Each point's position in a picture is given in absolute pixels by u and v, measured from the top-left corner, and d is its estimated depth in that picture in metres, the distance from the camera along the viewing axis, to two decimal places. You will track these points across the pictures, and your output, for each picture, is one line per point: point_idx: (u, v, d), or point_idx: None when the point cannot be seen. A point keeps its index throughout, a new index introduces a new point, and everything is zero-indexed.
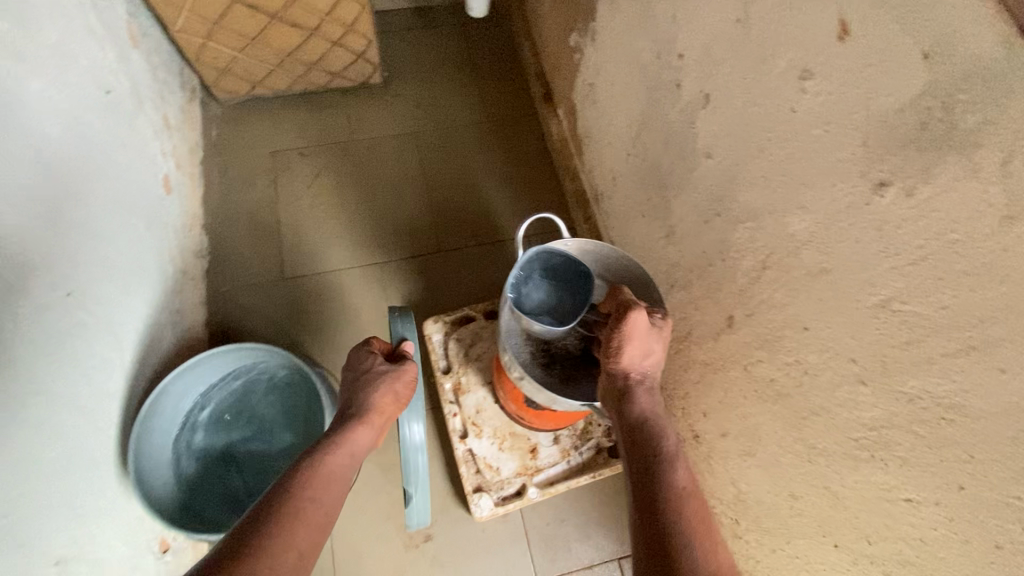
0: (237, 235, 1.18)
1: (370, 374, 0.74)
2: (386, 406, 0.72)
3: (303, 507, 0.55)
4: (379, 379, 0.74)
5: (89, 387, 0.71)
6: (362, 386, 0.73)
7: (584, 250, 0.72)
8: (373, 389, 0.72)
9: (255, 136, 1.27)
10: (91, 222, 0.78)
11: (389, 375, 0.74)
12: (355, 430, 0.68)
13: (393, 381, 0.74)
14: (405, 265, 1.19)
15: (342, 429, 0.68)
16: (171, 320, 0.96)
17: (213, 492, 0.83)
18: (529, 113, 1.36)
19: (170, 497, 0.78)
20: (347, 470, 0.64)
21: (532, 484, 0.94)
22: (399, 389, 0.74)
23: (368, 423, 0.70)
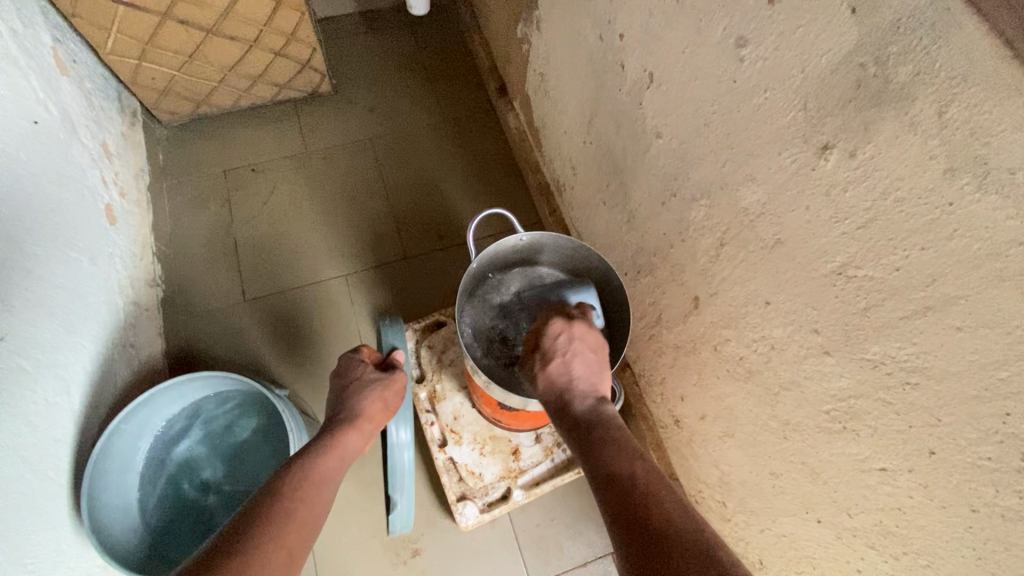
0: (193, 260, 1.13)
1: (356, 382, 0.71)
2: (376, 413, 0.69)
3: (293, 509, 0.52)
4: (367, 386, 0.70)
5: (33, 435, 0.67)
6: (351, 394, 0.70)
7: (540, 241, 0.70)
8: (362, 397, 0.69)
9: (204, 156, 1.23)
10: (26, 259, 0.74)
11: (380, 382, 0.71)
12: (342, 434, 0.64)
13: (382, 390, 0.70)
14: (371, 275, 1.16)
15: (330, 433, 0.64)
16: (124, 354, 0.91)
17: (180, 528, 0.80)
18: (485, 109, 1.34)
19: (134, 538, 0.75)
20: (336, 475, 0.60)
21: (517, 486, 0.92)
22: (390, 397, 0.71)
23: (358, 429, 0.67)
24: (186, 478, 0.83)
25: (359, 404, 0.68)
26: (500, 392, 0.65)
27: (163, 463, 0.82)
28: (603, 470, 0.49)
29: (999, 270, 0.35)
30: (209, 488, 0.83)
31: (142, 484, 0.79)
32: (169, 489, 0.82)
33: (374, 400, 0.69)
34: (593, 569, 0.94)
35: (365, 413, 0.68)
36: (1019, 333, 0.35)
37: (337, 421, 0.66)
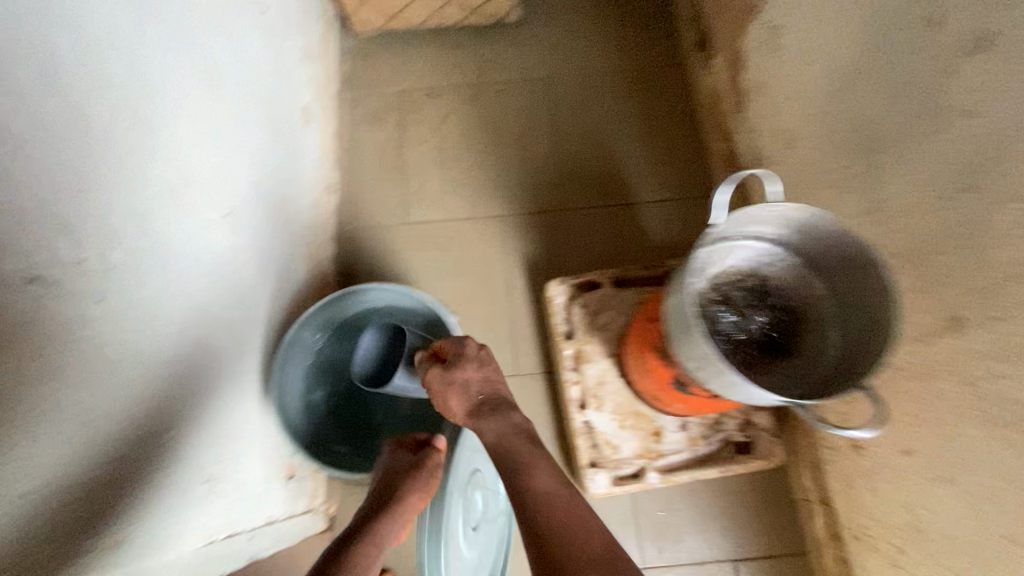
0: (365, 174, 1.16)
1: (393, 472, 0.67)
2: (414, 498, 0.64)
3: None
4: (403, 474, 0.66)
5: (242, 310, 0.71)
6: (391, 484, 0.65)
7: (786, 220, 0.58)
8: (401, 489, 0.64)
9: (389, 72, 1.23)
10: (249, 143, 0.77)
11: (415, 466, 0.66)
12: (381, 521, 0.60)
13: (408, 478, 0.65)
14: (527, 219, 1.12)
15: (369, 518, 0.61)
16: (306, 252, 0.95)
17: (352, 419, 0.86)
18: (674, 63, 1.22)
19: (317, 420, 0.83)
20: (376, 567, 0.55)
21: (653, 468, 0.87)
22: (425, 478, 0.66)
23: (397, 513, 0.62)
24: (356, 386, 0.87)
25: (399, 494, 0.63)
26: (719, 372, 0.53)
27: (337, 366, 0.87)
28: (529, 499, 0.54)
29: None
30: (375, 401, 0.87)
31: (321, 381, 0.85)
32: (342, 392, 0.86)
33: (411, 493, 0.64)
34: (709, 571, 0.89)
35: (403, 503, 0.63)
36: None
37: (376, 507, 0.63)
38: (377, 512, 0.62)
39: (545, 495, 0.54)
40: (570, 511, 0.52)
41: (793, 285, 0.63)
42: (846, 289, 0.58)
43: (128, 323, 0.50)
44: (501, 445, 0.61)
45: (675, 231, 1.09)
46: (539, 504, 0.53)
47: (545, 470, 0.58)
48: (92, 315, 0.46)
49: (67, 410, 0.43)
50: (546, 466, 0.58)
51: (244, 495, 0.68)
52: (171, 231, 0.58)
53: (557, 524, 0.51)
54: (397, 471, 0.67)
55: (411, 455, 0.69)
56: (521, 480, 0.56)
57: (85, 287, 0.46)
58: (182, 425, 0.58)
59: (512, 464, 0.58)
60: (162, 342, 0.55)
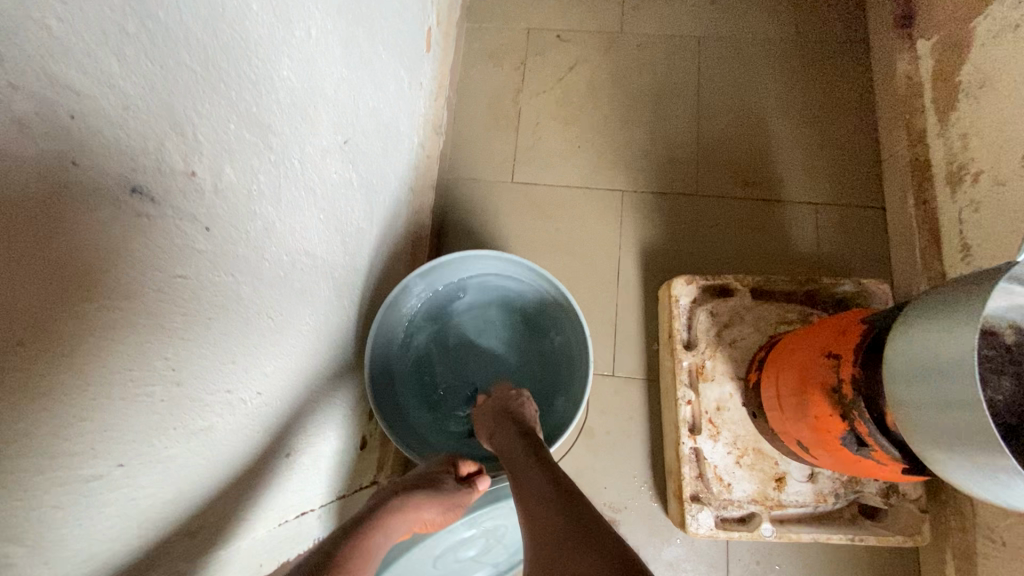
0: (476, 120, 1.03)
1: (424, 476, 0.56)
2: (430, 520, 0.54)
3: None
4: (432, 484, 0.55)
5: (346, 259, 0.61)
6: (419, 487, 0.54)
7: None
8: (427, 500, 0.53)
9: (515, 6, 1.08)
10: (373, 60, 0.64)
11: (450, 493, 0.55)
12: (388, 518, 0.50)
13: (434, 492, 0.54)
14: (651, 200, 0.97)
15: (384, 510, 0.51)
16: (409, 198, 0.84)
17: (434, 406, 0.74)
18: (856, 40, 1.02)
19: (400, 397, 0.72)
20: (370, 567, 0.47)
21: (768, 518, 0.74)
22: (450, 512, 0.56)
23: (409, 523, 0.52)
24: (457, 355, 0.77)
25: (419, 509, 0.52)
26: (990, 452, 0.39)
27: (438, 331, 0.77)
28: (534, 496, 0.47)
29: None
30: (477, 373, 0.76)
31: (419, 347, 0.75)
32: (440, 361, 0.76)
33: (429, 507, 0.54)
34: None
35: (417, 517, 0.53)
36: None
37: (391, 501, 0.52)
38: (392, 504, 0.51)
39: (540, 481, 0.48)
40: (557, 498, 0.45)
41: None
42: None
43: (233, 262, 0.40)
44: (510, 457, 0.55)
45: (827, 243, 0.93)
46: (529, 505, 0.46)
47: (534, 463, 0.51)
48: (198, 248, 0.35)
49: (156, 369, 0.33)
50: (540, 466, 0.51)
51: (321, 470, 0.59)
52: (289, 152, 0.46)
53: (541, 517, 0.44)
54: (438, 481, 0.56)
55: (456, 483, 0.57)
56: (516, 485, 0.50)
57: (193, 210, 0.35)
58: (281, 389, 0.49)
59: (512, 472, 0.52)
60: (270, 290, 0.45)
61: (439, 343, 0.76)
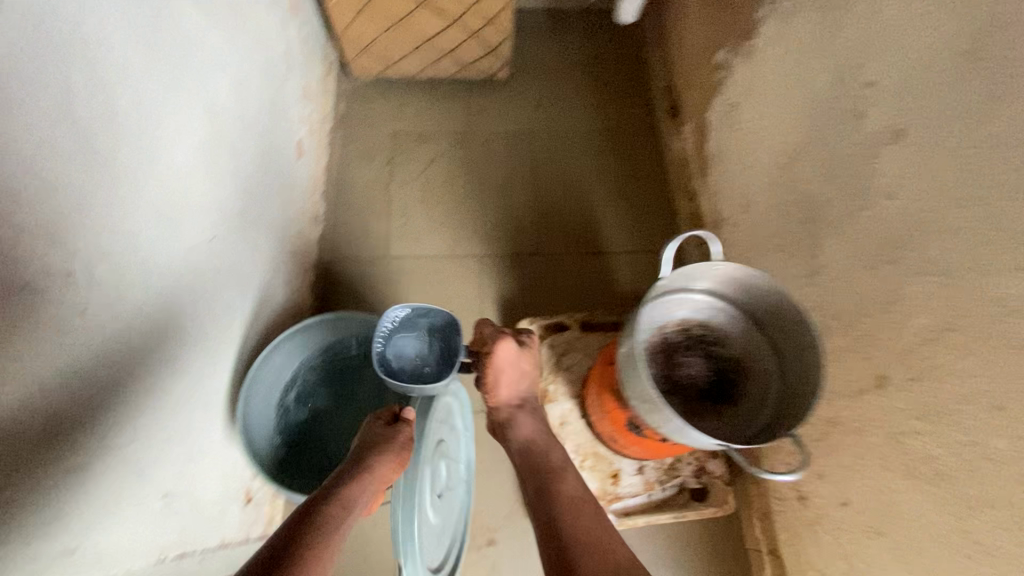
0: (350, 207, 1.21)
1: (369, 441, 0.67)
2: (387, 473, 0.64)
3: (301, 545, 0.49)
4: (375, 445, 0.66)
5: (215, 329, 0.74)
6: (360, 454, 0.65)
7: (729, 278, 0.63)
8: (371, 456, 0.64)
9: (380, 115, 1.31)
10: (237, 171, 0.82)
11: (388, 440, 0.67)
12: (349, 486, 0.60)
13: (379, 449, 0.65)
14: (504, 261, 1.18)
15: (339, 480, 0.61)
16: (285, 277, 0.99)
17: (311, 455, 0.86)
18: (648, 126, 1.32)
19: (273, 448, 0.83)
20: (350, 521, 0.56)
21: (610, 510, 0.89)
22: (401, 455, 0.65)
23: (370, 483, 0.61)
24: (339, 402, 0.91)
25: (371, 464, 0.63)
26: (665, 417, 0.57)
27: (315, 388, 0.91)
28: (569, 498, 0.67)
29: None
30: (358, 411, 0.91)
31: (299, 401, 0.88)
32: (324, 414, 0.90)
33: (383, 461, 0.64)
34: None
35: (376, 472, 0.63)
36: None
37: (344, 473, 0.62)
38: (348, 472, 0.62)
39: (572, 497, 0.67)
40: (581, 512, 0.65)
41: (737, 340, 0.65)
42: (786, 345, 0.63)
43: (105, 333, 0.53)
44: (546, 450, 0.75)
45: (643, 282, 1.16)
46: (567, 501, 0.67)
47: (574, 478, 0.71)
48: (74, 325, 0.49)
49: (29, 416, 0.45)
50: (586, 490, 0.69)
51: (197, 513, 0.69)
52: (157, 250, 0.61)
53: (567, 517, 0.65)
54: (370, 441, 0.67)
55: (385, 427, 0.69)
56: (557, 481, 0.70)
57: (72, 297, 0.48)
58: (148, 437, 0.60)
59: (553, 470, 0.72)
60: (138, 357, 0.58)
61: (322, 395, 0.91)
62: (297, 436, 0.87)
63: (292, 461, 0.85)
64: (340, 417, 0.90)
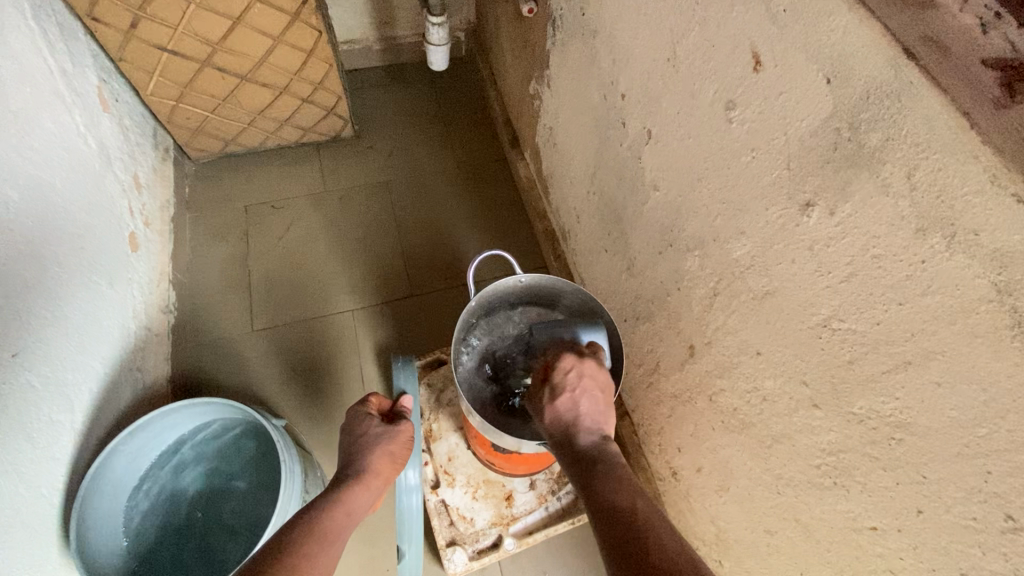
0: (207, 288, 1.17)
1: (369, 437, 0.72)
2: (384, 467, 0.70)
3: (298, 564, 0.52)
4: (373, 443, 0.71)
5: (33, 451, 0.69)
6: (360, 449, 0.71)
7: (536, 286, 0.70)
8: (369, 451, 0.70)
9: (229, 191, 1.29)
10: (45, 278, 0.78)
11: (386, 436, 0.72)
12: (349, 493, 0.64)
13: (378, 447, 0.71)
14: (377, 310, 1.18)
15: (339, 489, 0.64)
16: (128, 379, 0.93)
17: (171, 558, 0.80)
18: (498, 157, 1.40)
19: (123, 562, 0.76)
20: (346, 528, 0.60)
21: (508, 534, 0.90)
22: (395, 448, 0.72)
23: (367, 484, 0.67)
24: (208, 493, 0.85)
25: (371, 465, 0.68)
26: (494, 432, 0.62)
27: (171, 484, 0.84)
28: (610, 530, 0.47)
29: (971, 326, 0.34)
30: (227, 502, 0.85)
31: (153, 503, 0.82)
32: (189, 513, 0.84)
33: (381, 459, 0.70)
34: None
35: (375, 471, 0.68)
36: (993, 391, 0.34)
37: (344, 475, 0.67)
38: (348, 476, 0.67)
39: (626, 502, 0.48)
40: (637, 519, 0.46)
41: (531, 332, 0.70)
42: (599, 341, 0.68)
43: None
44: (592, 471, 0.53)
45: None
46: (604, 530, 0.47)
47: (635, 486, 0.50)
48: None
49: None
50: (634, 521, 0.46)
51: None
52: None
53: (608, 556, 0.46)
54: (366, 436, 0.73)
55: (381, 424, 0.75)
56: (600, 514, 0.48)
57: None
58: None
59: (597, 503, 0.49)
60: None
61: (180, 489, 0.85)
62: (150, 543, 0.80)
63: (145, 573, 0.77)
64: (206, 509, 0.84)
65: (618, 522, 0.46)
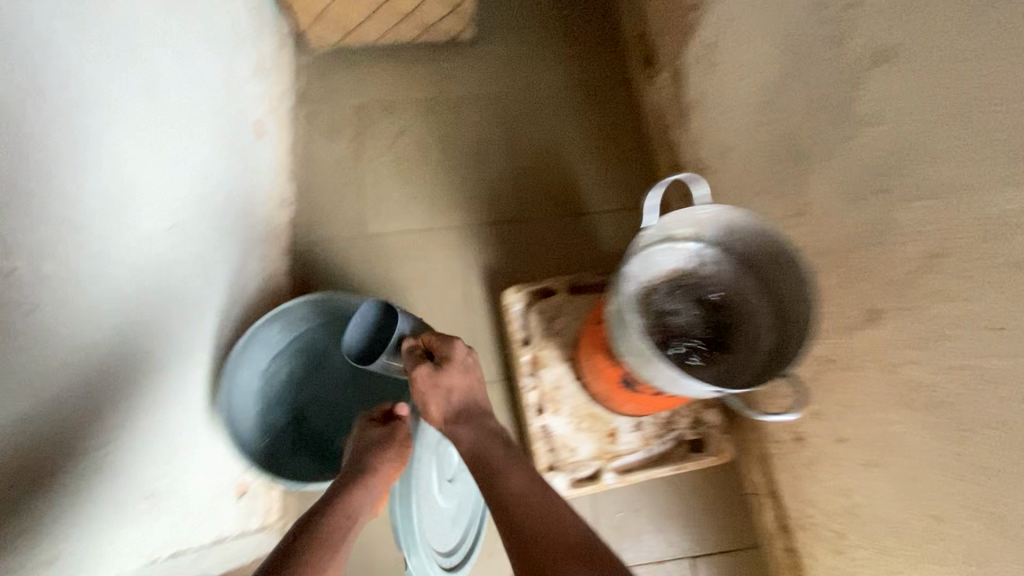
0: (320, 187, 1.16)
1: (372, 438, 0.69)
2: (389, 470, 0.67)
3: (310, 553, 0.51)
4: (374, 445, 0.68)
5: (186, 323, 0.71)
6: (364, 451, 0.67)
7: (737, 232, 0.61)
8: (374, 452, 0.67)
9: (342, 88, 1.25)
10: (194, 154, 0.76)
11: (387, 440, 0.68)
12: (353, 489, 0.62)
13: (378, 450, 0.67)
14: (485, 230, 1.14)
15: (343, 485, 0.62)
16: (256, 265, 0.95)
17: (299, 440, 0.85)
18: (623, 79, 1.28)
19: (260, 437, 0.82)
20: (354, 524, 0.58)
21: (609, 469, 0.89)
22: (399, 450, 0.69)
23: (371, 483, 0.64)
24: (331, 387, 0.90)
25: (374, 465, 0.65)
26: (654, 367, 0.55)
27: (301, 373, 0.89)
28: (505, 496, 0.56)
29: None
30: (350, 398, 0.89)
31: (284, 389, 0.87)
32: (316, 401, 0.88)
33: (382, 460, 0.66)
34: (667, 568, 0.91)
35: (379, 473, 0.65)
36: None
37: (348, 473, 0.64)
38: (349, 477, 0.64)
39: (519, 495, 0.55)
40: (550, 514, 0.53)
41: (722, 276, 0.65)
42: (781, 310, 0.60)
43: (57, 336, 0.48)
44: (476, 450, 0.62)
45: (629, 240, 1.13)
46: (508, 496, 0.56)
47: (523, 473, 0.58)
48: (20, 328, 0.44)
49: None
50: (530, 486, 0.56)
51: (191, 514, 0.68)
52: (109, 243, 0.56)
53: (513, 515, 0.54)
54: (366, 442, 0.69)
55: (380, 429, 0.71)
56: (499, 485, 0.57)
57: (17, 297, 0.44)
58: (122, 438, 0.58)
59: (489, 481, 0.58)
60: (103, 360, 0.54)
61: (308, 381, 0.89)
62: (281, 425, 0.85)
63: (278, 444, 0.84)
64: (329, 402, 0.89)
65: (510, 507, 0.54)
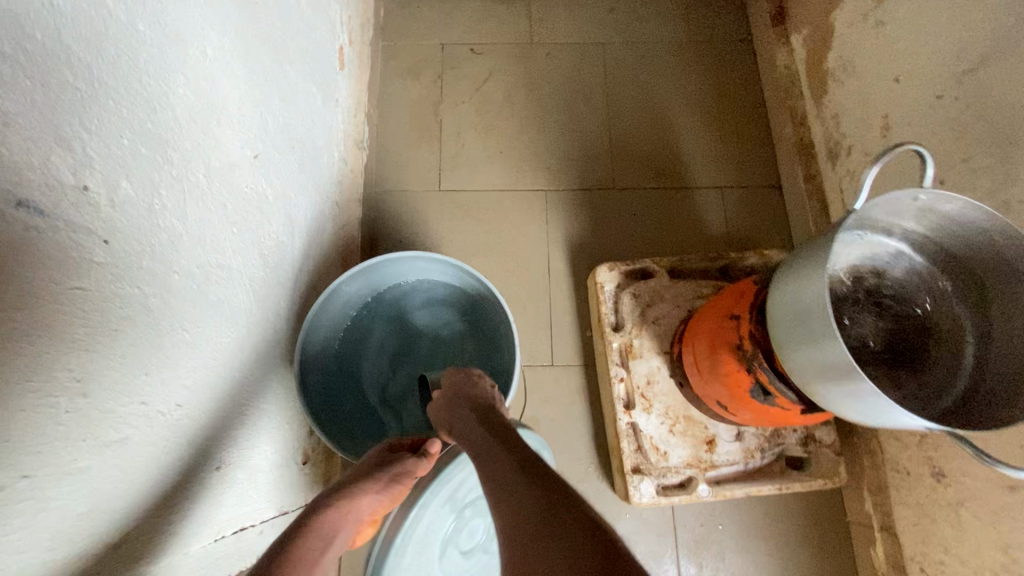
0: (397, 131, 1.05)
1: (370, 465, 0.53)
2: (377, 507, 0.51)
3: None
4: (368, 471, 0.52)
5: (264, 271, 0.62)
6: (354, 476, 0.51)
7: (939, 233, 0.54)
8: (366, 479, 0.51)
9: (428, 23, 1.12)
10: (281, 75, 0.66)
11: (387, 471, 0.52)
12: (329, 515, 0.46)
13: (372, 478, 0.51)
14: (574, 196, 1.02)
15: (317, 510, 0.46)
16: (330, 212, 0.85)
17: (366, 409, 0.77)
18: (742, 38, 1.12)
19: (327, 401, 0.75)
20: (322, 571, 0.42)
21: (703, 479, 0.79)
22: (395, 488, 0.52)
23: (353, 518, 0.48)
24: (403, 354, 0.81)
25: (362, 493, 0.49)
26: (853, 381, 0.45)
27: (372, 336, 0.81)
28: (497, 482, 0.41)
29: None
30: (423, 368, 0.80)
31: (353, 351, 0.79)
32: (387, 368, 0.80)
33: (374, 493, 0.50)
34: None
35: (366, 507, 0.49)
36: None
37: (325, 497, 0.48)
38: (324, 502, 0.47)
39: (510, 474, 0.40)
40: (539, 482, 0.39)
41: (929, 297, 0.57)
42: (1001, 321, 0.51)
43: (139, 275, 0.40)
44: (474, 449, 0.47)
45: (735, 222, 1.00)
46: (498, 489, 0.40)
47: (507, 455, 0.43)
48: (98, 261, 0.35)
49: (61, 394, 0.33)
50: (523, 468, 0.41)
51: (257, 484, 0.61)
52: (196, 168, 0.46)
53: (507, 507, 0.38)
54: (360, 468, 0.53)
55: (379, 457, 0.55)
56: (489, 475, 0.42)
57: (95, 222, 0.35)
58: (203, 399, 0.50)
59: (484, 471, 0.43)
60: (184, 309, 0.46)
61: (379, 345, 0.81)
62: (349, 390, 0.78)
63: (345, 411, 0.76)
64: (400, 370, 0.81)
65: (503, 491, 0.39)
